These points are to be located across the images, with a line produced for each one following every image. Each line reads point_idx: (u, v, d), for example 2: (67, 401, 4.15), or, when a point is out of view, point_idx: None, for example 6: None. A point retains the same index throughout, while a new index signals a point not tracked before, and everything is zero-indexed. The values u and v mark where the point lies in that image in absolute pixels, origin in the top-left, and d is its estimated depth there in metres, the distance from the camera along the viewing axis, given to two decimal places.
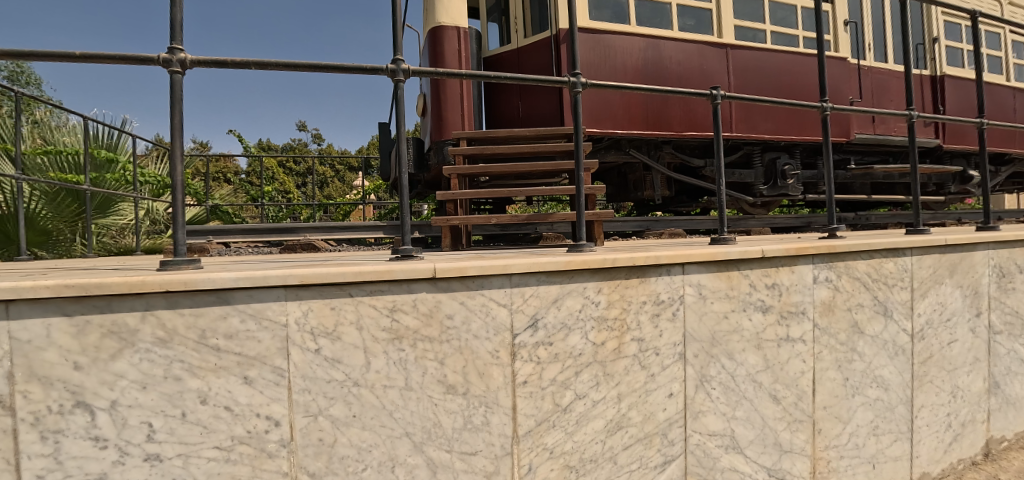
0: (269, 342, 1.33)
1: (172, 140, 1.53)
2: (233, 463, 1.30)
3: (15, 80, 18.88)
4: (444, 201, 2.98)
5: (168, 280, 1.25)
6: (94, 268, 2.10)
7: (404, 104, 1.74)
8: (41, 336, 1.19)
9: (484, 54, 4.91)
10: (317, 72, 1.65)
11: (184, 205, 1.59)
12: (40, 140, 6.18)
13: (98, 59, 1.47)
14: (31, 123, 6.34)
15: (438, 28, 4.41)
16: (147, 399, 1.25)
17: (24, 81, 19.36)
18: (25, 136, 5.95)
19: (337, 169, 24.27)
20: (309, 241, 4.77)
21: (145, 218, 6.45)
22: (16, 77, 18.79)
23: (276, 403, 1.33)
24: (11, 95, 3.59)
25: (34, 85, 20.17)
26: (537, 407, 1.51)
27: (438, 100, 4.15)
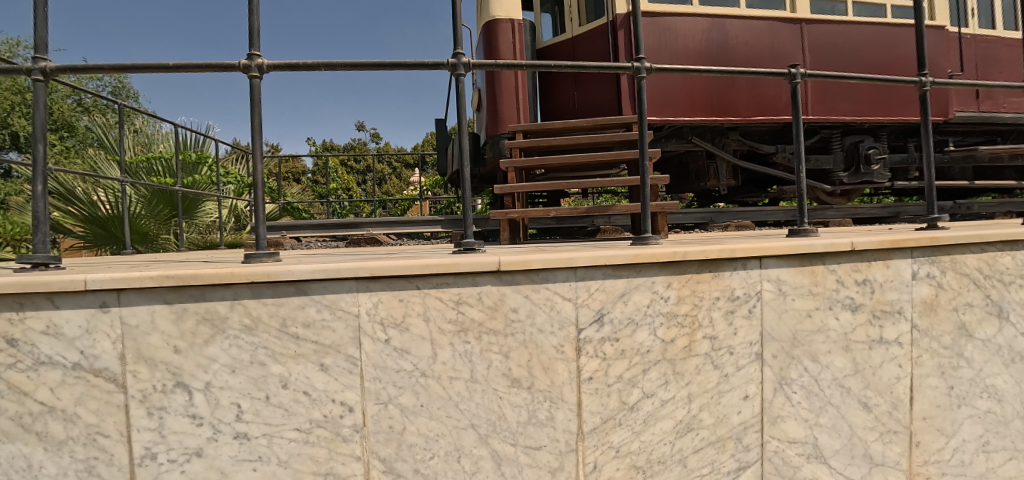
0: (342, 331, 1.39)
1: (252, 141, 1.64)
2: (311, 445, 1.38)
3: (118, 93, 21.09)
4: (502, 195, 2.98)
5: (252, 272, 1.34)
6: (185, 261, 2.29)
7: (464, 96, 1.76)
8: (147, 322, 1.33)
9: (538, 45, 4.89)
10: (381, 69, 1.70)
11: (264, 202, 1.70)
12: (140, 147, 6.87)
13: (187, 69, 1.60)
14: (133, 133, 7.04)
15: (493, 21, 4.43)
16: (235, 381, 1.35)
17: (125, 95, 21.51)
18: (128, 143, 6.62)
19: (395, 166, 25.06)
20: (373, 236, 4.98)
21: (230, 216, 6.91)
22: (119, 91, 20.99)
23: (349, 390, 1.39)
24: (116, 108, 3.96)
25: (133, 97, 22.44)
26: (603, 404, 1.47)
27: (494, 94, 4.17)
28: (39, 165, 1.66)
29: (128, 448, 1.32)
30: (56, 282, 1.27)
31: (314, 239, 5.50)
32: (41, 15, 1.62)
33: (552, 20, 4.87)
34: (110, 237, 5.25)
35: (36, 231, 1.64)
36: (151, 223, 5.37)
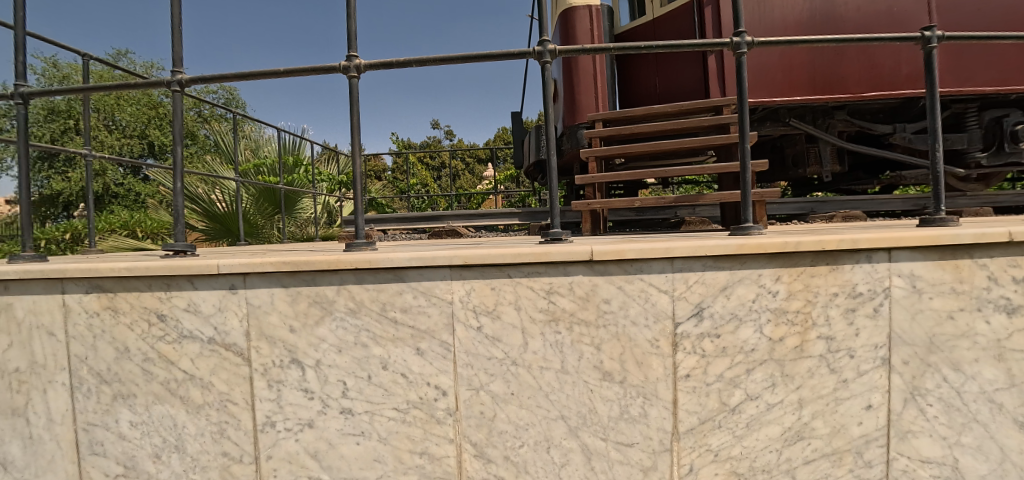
0: (437, 317, 1.44)
1: (352, 139, 1.74)
2: (408, 424, 1.45)
3: (230, 104, 23.59)
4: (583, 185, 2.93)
5: (357, 258, 1.43)
6: (287, 249, 2.51)
7: (550, 84, 1.76)
8: (267, 303, 1.48)
9: (615, 30, 4.77)
10: (468, 62, 1.74)
11: (362, 196, 1.80)
12: (249, 151, 7.64)
13: (295, 73, 1.74)
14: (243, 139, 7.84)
15: (570, 9, 4.37)
16: (342, 360, 1.46)
17: (235, 105, 23.99)
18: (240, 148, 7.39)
19: (468, 162, 25.68)
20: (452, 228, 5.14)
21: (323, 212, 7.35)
22: (231, 101, 23.47)
23: (443, 374, 1.44)
24: (231, 116, 4.43)
25: (242, 106, 25.00)
26: (701, 404, 1.40)
27: (571, 85, 4.05)
28: (178, 166, 1.92)
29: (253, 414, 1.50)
30: (196, 267, 1.48)
31: (399, 231, 5.77)
32: (176, 33, 1.86)
33: (630, 4, 4.71)
34: (226, 230, 5.90)
35: (177, 224, 1.91)
36: (259, 219, 5.96)
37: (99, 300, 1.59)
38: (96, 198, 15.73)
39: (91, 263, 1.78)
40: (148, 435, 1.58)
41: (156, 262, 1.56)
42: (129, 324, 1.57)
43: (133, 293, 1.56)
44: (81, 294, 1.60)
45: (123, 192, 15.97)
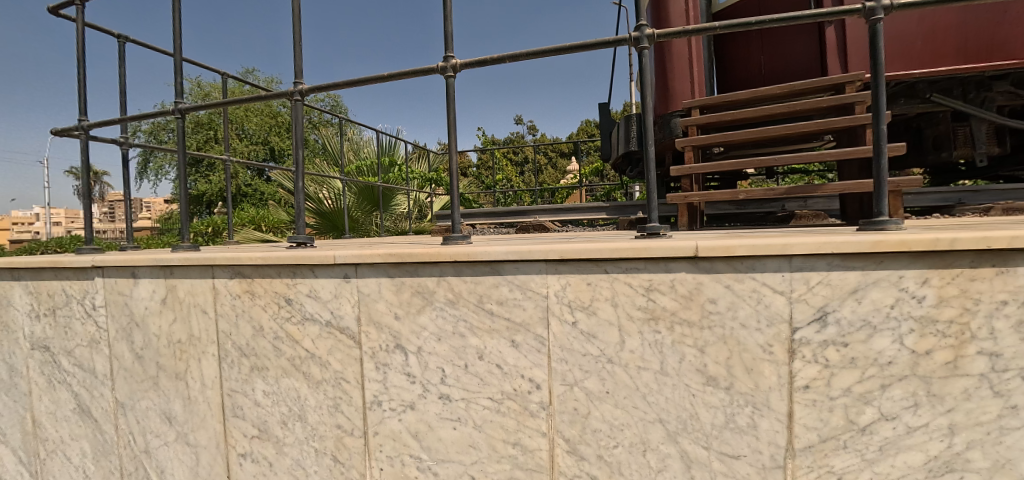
0: (532, 310, 1.44)
1: (448, 137, 1.80)
2: (502, 414, 1.47)
3: (337, 109, 25.81)
4: (679, 177, 2.76)
5: (457, 251, 1.48)
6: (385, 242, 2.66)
7: (649, 71, 1.68)
8: (376, 291, 1.59)
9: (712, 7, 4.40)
10: (561, 54, 1.72)
11: (458, 191, 1.85)
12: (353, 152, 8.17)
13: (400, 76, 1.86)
14: (347, 141, 8.42)
15: None
16: (441, 348, 1.52)
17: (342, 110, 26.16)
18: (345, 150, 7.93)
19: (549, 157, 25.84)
20: (539, 223, 5.03)
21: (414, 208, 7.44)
22: (338, 106, 25.61)
23: (537, 367, 1.44)
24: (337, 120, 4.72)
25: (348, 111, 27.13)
26: (822, 420, 1.25)
27: (664, 70, 3.73)
28: (298, 166, 2.22)
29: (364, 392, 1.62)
30: (317, 256, 1.62)
31: (486, 226, 5.79)
32: (296, 46, 2.05)
33: None
34: (333, 225, 6.33)
35: (298, 216, 2.17)
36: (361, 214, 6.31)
37: (240, 284, 1.81)
38: (230, 197, 18.02)
39: (230, 254, 2.05)
40: (278, 403, 1.78)
41: (285, 253, 1.73)
42: (263, 305, 1.77)
43: (266, 279, 1.75)
44: (226, 278, 1.84)
45: (251, 192, 18.14)
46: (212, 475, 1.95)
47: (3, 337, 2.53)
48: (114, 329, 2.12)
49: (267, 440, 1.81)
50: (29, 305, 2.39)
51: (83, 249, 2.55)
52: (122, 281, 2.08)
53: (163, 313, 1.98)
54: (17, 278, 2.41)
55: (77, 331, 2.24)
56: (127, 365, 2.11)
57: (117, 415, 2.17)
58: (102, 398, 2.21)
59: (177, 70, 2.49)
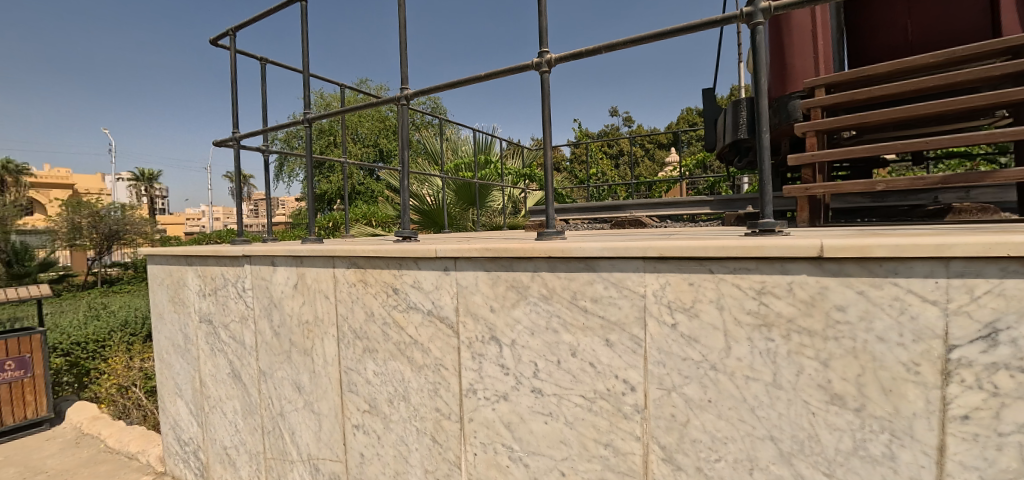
0: (628, 309, 1.36)
1: (543, 133, 1.76)
2: (594, 414, 1.42)
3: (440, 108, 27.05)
4: (800, 167, 2.45)
5: (551, 247, 1.44)
6: (482, 238, 2.69)
7: (763, 51, 1.50)
8: (472, 284, 1.62)
9: None
10: (661, 39, 1.60)
11: (553, 187, 1.81)
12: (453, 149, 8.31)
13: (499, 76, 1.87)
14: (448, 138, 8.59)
15: None
16: (534, 342, 1.51)
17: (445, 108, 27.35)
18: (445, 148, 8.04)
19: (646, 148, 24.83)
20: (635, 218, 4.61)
21: (509, 203, 7.21)
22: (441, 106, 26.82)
23: (632, 369, 1.36)
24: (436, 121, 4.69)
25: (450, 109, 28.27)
26: (986, 459, 1.03)
27: (781, 47, 3.23)
28: (405, 166, 2.35)
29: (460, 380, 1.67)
30: (420, 250, 1.69)
31: (579, 221, 5.46)
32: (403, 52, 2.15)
33: None
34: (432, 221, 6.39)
35: (404, 213, 2.29)
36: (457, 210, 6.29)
37: (355, 273, 1.95)
38: (348, 194, 19.72)
39: (349, 245, 2.22)
40: (385, 383, 1.90)
41: (393, 246, 1.83)
42: (373, 293, 1.89)
43: (377, 270, 1.87)
44: (345, 268, 1.99)
45: (365, 189, 19.66)
46: (332, 441, 2.16)
47: (179, 309, 3.01)
48: (258, 308, 2.41)
49: (376, 415, 1.95)
50: (199, 286, 2.81)
51: (235, 240, 2.93)
52: (264, 268, 2.35)
53: (295, 296, 2.21)
54: (189, 263, 2.85)
55: (232, 308, 2.58)
56: (267, 339, 2.39)
57: (260, 382, 2.48)
58: (249, 366, 2.54)
59: (302, 84, 2.70)
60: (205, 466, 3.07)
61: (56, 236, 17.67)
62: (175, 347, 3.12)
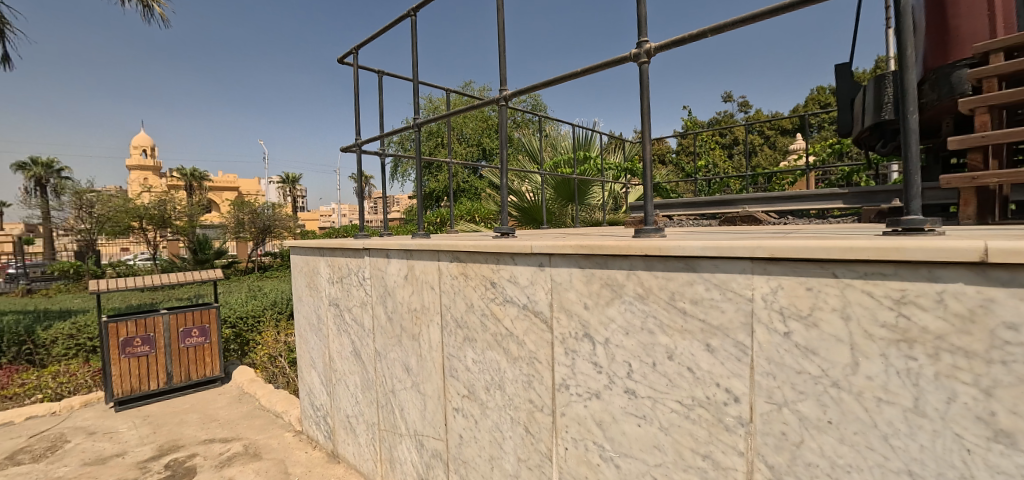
0: (733, 314, 1.24)
1: (641, 126, 1.67)
2: (692, 422, 1.33)
3: None
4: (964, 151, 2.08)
5: (648, 245, 1.36)
6: (581, 233, 2.63)
7: (908, 18, 1.26)
8: (566, 281, 1.59)
9: None
10: (777, 15, 1.42)
11: (653, 182, 1.72)
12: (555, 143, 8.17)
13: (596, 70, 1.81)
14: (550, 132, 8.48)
15: None
16: (628, 343, 1.44)
17: None
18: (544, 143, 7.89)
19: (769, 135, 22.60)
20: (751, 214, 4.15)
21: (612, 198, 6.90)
22: None
23: (737, 378, 1.25)
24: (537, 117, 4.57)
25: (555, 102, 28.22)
26: None
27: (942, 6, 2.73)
28: (505, 164, 2.38)
29: (553, 376, 1.66)
30: (516, 246, 1.70)
31: (685, 217, 5.06)
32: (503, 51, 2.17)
33: None
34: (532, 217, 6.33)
35: (504, 210, 2.32)
36: None
37: (457, 267, 2.02)
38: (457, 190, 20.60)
39: (454, 240, 2.31)
40: (483, 371, 1.95)
41: (491, 241, 1.87)
42: (473, 286, 1.95)
43: (477, 264, 1.92)
44: (448, 261, 2.07)
45: None
46: (435, 420, 2.28)
47: (313, 293, 3.38)
48: (375, 295, 2.62)
49: (474, 401, 2.02)
50: (328, 274, 3.12)
51: (358, 233, 3.22)
52: (380, 260, 2.54)
53: (406, 286, 2.36)
54: (321, 254, 3.19)
55: (354, 294, 2.83)
56: (382, 323, 2.59)
57: (375, 362, 2.70)
58: (367, 346, 2.77)
59: (413, 92, 2.90)
60: (332, 431, 3.44)
61: (224, 229, 20.91)
62: (310, 326, 3.51)
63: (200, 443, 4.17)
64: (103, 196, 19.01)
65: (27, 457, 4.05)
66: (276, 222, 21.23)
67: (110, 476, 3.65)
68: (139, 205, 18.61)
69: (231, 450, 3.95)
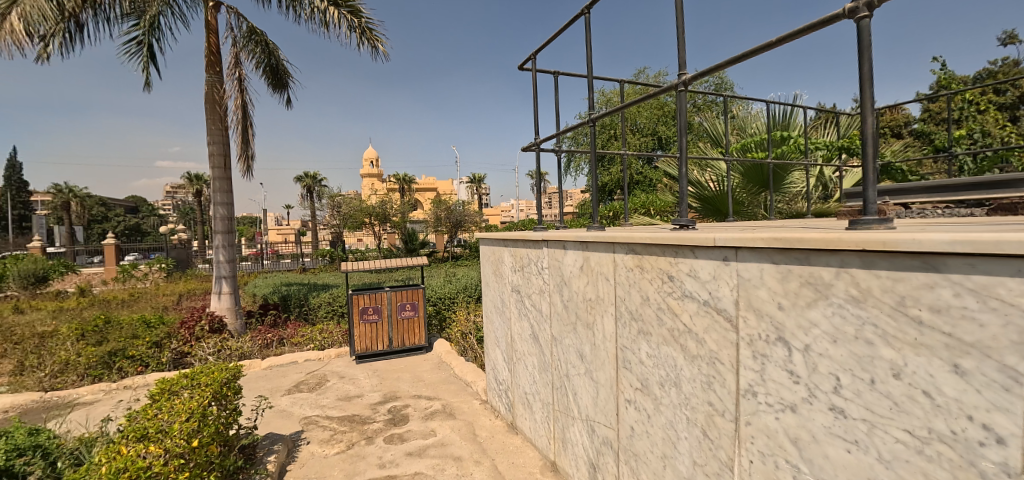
0: (998, 330, 0.95)
1: (858, 94, 1.38)
2: (926, 458, 1.07)
3: None
4: None
5: (866, 238, 1.12)
6: (780, 224, 2.29)
7: None
8: (757, 277, 1.41)
9: None
10: None
11: (876, 160, 1.41)
12: None
13: (795, 36, 1.56)
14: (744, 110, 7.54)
15: None
16: (836, 353, 1.22)
17: None
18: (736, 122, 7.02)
19: None
20: None
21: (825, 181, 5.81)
22: None
23: (1001, 413, 0.96)
24: (722, 100, 4.06)
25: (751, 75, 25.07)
26: None
27: None
28: (684, 153, 2.23)
29: (738, 381, 1.50)
30: (697, 238, 1.57)
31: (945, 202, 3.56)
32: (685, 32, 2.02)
33: None
34: None
35: (683, 202, 2.17)
36: None
37: (633, 259, 1.96)
38: None
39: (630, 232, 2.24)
40: (658, 366, 1.86)
41: (669, 233, 1.76)
42: (650, 279, 1.86)
43: (654, 256, 1.83)
44: (623, 253, 2.02)
45: None
46: (607, 408, 2.26)
47: (498, 280, 3.65)
48: (553, 284, 2.71)
49: (647, 395, 1.94)
50: (512, 263, 3.33)
51: (538, 225, 3.36)
52: (558, 250, 2.61)
53: (582, 277, 2.38)
54: (505, 245, 3.42)
55: (534, 282, 2.97)
56: (559, 310, 2.66)
57: (552, 346, 2.79)
58: (544, 331, 2.88)
59: (588, 88, 2.89)
60: (512, 405, 3.69)
61: (426, 224, 23.94)
62: (495, 308, 3.80)
63: (410, 397, 4.89)
64: (344, 196, 23.53)
65: (303, 387, 5.31)
66: (466, 217, 23.45)
67: (351, 412, 4.54)
68: (369, 205, 22.68)
69: (432, 407, 4.54)
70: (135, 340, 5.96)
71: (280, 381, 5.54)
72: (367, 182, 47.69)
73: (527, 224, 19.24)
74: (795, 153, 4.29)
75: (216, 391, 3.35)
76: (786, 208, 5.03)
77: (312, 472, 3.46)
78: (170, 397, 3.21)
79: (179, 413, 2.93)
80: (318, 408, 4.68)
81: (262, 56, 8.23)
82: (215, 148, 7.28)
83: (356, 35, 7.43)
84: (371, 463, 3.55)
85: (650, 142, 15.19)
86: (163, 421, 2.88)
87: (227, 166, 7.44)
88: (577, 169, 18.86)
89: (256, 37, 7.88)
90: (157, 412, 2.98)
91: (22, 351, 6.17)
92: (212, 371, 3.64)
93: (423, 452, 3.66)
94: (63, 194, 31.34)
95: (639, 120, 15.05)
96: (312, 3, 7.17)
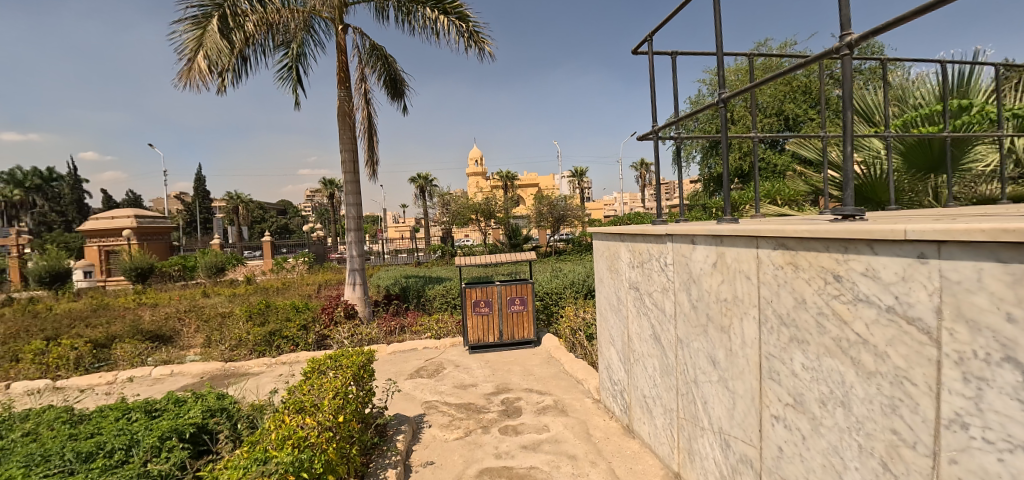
0: None
1: None
2: None
3: None
4: None
5: None
6: (973, 213, 1.85)
7: None
8: (971, 279, 1.13)
9: None
10: None
11: None
12: None
13: None
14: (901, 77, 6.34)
15: None
16: None
17: None
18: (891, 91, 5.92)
19: None
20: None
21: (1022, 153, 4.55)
22: None
23: None
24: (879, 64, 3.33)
25: None
26: None
27: None
28: (847, 132, 1.88)
29: (937, 408, 1.23)
30: (878, 231, 1.29)
31: None
32: None
33: None
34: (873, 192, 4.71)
35: (845, 189, 1.84)
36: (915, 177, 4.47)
37: (783, 256, 1.70)
38: None
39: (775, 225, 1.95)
40: (817, 381, 1.59)
41: (835, 225, 1.48)
42: (807, 279, 1.59)
43: (813, 252, 1.56)
44: (770, 250, 1.76)
45: None
46: (746, 423, 2.01)
47: (614, 276, 3.48)
48: (678, 282, 2.49)
49: (802, 413, 1.68)
50: (629, 259, 3.15)
51: (657, 218, 3.11)
52: (685, 246, 2.37)
53: (714, 274, 2.15)
54: (622, 240, 3.24)
55: (656, 279, 2.77)
56: (686, 311, 2.43)
57: (677, 349, 2.57)
58: (668, 332, 2.67)
59: (717, 66, 2.60)
60: (629, 407, 3.50)
61: (531, 219, 24.07)
62: (610, 306, 3.63)
63: (522, 390, 4.90)
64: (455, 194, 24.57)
65: (424, 373, 5.59)
66: (570, 211, 23.13)
67: (467, 400, 4.68)
68: (477, 202, 23.35)
69: (544, 402, 4.50)
70: (288, 323, 6.79)
71: (403, 366, 5.90)
72: (474, 179, 49.37)
73: (635, 217, 18.36)
74: (983, 124, 3.43)
75: (356, 372, 3.64)
76: (966, 192, 4.08)
77: (436, 455, 3.60)
78: (319, 375, 3.57)
79: (328, 390, 3.25)
80: (438, 394, 4.89)
81: (384, 70, 8.84)
82: (346, 155, 7.96)
83: (464, 39, 7.64)
84: (488, 451, 3.60)
85: (775, 122, 13.60)
86: (316, 396, 3.19)
87: (357, 171, 8.07)
88: (689, 157, 17.64)
89: (378, 52, 8.48)
90: (310, 388, 3.32)
91: (207, 328, 7.32)
92: (351, 354, 3.97)
93: (538, 446, 3.62)
94: (233, 199, 36.97)
95: (761, 99, 13.50)
96: (424, 15, 7.50)
